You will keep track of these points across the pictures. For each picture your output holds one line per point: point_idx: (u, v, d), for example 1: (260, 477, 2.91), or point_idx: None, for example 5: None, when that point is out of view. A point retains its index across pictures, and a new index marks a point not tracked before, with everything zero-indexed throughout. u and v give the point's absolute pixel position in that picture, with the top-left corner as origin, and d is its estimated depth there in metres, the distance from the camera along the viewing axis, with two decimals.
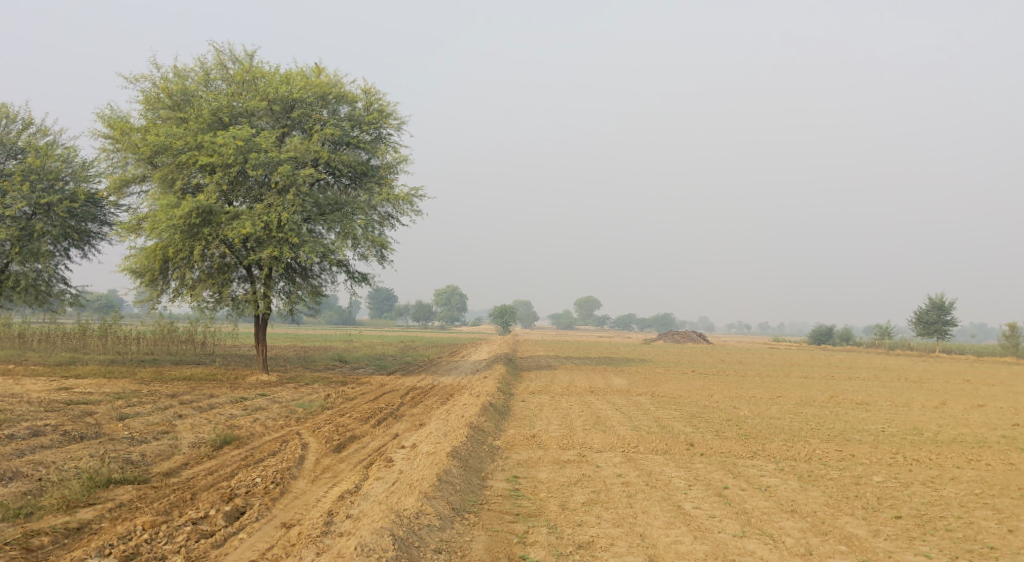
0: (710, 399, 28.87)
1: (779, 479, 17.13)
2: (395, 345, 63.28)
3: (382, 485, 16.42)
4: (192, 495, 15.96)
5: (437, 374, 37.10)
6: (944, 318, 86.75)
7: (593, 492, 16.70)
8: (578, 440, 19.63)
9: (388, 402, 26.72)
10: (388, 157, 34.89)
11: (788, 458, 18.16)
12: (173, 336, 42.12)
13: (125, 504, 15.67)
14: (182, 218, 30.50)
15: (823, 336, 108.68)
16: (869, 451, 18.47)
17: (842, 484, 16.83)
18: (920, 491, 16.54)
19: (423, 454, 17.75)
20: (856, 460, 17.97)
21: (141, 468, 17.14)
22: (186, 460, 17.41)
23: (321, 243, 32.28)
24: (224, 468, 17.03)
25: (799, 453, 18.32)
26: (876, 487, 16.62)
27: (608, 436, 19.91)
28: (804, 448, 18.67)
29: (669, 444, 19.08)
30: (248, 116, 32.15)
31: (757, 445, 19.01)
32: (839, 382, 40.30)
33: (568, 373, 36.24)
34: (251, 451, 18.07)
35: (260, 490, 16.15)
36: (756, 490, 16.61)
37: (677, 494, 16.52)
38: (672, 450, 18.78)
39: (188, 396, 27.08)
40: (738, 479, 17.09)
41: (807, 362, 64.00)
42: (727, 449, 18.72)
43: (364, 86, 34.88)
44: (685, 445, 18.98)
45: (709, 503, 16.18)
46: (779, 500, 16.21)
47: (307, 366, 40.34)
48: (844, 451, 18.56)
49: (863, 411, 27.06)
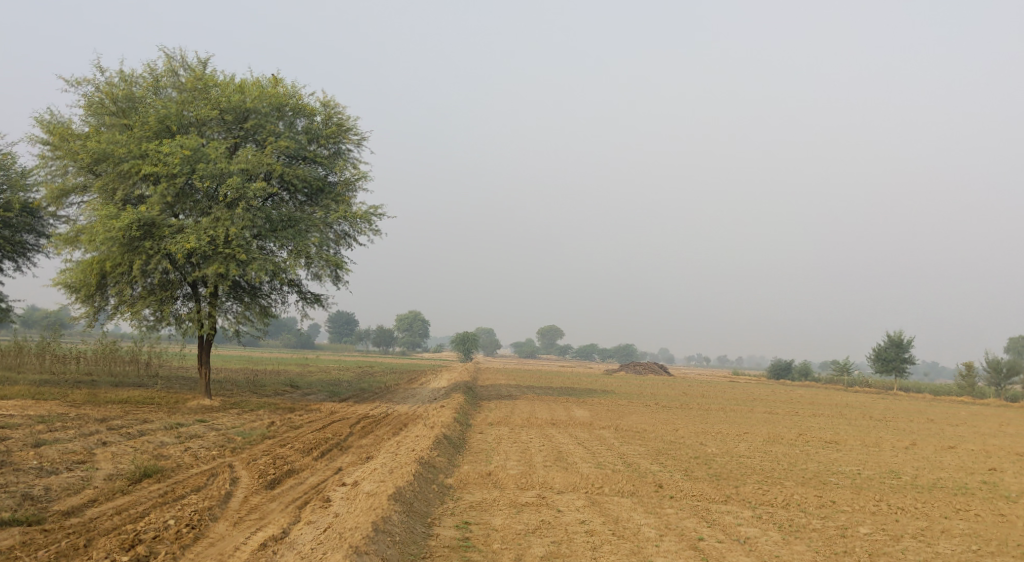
0: (676, 436, 27.54)
1: (758, 529, 15.78)
2: (352, 371, 61.30)
3: (311, 533, 14.87)
4: (87, 542, 14.31)
5: (390, 402, 35.39)
6: (903, 356, 86.54)
7: (553, 543, 15.22)
8: (537, 479, 18.16)
9: (336, 432, 25.05)
10: (347, 173, 33.43)
11: (765, 504, 16.83)
12: (115, 356, 39.96)
13: (7, 551, 13.99)
14: (122, 230, 28.77)
15: (783, 371, 108.22)
16: (851, 498, 17.19)
17: (827, 536, 15.52)
18: (913, 547, 15.25)
19: (364, 495, 16.17)
20: (838, 508, 16.67)
21: (42, 504, 15.41)
22: (95, 495, 15.69)
23: (272, 260, 30.64)
24: (135, 508, 15.34)
25: (776, 499, 17.00)
26: (865, 542, 15.30)
27: (570, 474, 18.46)
28: (781, 493, 17.35)
29: (637, 486, 17.66)
30: (198, 125, 30.58)
31: (730, 488, 17.66)
32: (804, 419, 39.22)
33: (528, 405, 34.74)
34: (171, 486, 16.38)
35: (170, 536, 14.52)
36: (734, 544, 15.23)
37: (648, 547, 15.09)
38: (639, 492, 17.36)
39: (119, 421, 25.25)
40: (713, 529, 15.72)
41: (769, 397, 63.03)
42: (698, 491, 17.36)
43: (324, 98, 33.48)
44: (653, 487, 17.57)
45: (683, 558, 14.77)
46: (759, 556, 14.84)
47: (255, 391, 38.45)
48: (823, 497, 17.27)
49: (835, 451, 25.87)
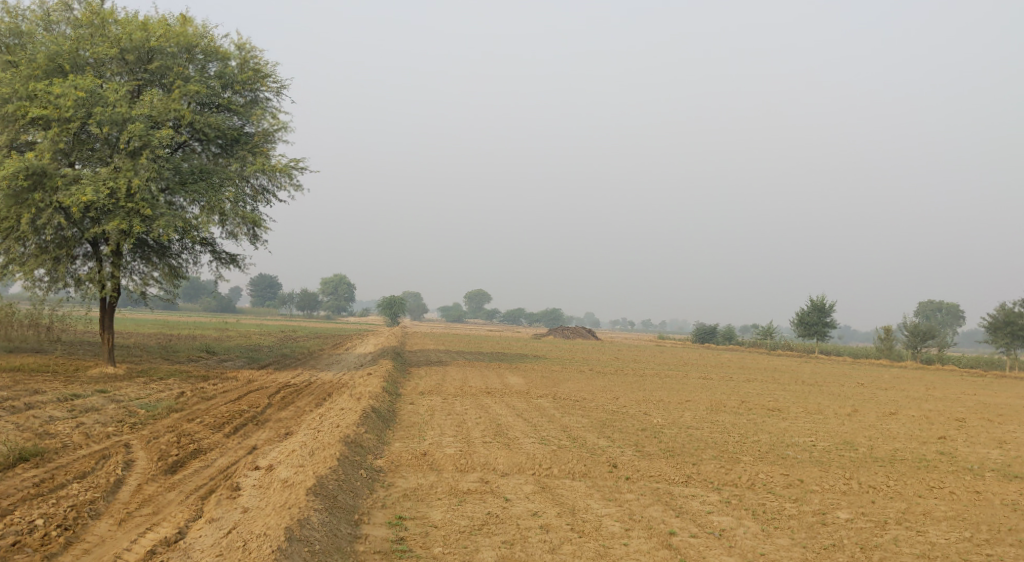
0: (616, 405, 26.20)
1: (732, 518, 14.49)
2: (272, 335, 58.81)
3: (211, 538, 13.07)
4: None
5: (313, 370, 33.21)
6: (825, 320, 87.24)
7: (507, 543, 13.63)
8: (478, 459, 16.50)
9: (251, 404, 22.94)
10: (264, 123, 30.92)
11: (729, 485, 15.61)
12: (13, 320, 36.88)
13: None
14: (7, 179, 25.98)
15: (707, 335, 108.56)
16: (819, 476, 16.13)
17: (809, 526, 14.33)
18: (904, 536, 14.14)
19: (279, 486, 14.33)
20: (809, 489, 15.56)
21: None
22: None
23: (180, 217, 28.15)
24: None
25: (741, 479, 15.82)
26: (852, 532, 14.14)
27: (514, 452, 16.85)
28: (744, 472, 16.15)
29: (588, 466, 16.18)
30: (95, 65, 27.81)
31: (689, 467, 16.34)
32: (739, 384, 38.35)
33: (459, 371, 33.01)
34: (51, 473, 14.35)
35: (34, 543, 12.62)
36: (711, 539, 13.87)
37: (615, 545, 13.63)
38: (592, 474, 15.88)
39: (7, 395, 22.81)
40: (684, 520, 14.35)
41: (699, 361, 62.51)
42: (656, 472, 15.98)
43: (238, 41, 30.85)
44: (607, 467, 16.12)
45: (656, 559, 13.33)
46: (743, 555, 13.51)
47: (166, 357, 35.90)
48: (790, 475, 16.15)
49: (780, 419, 24.79)
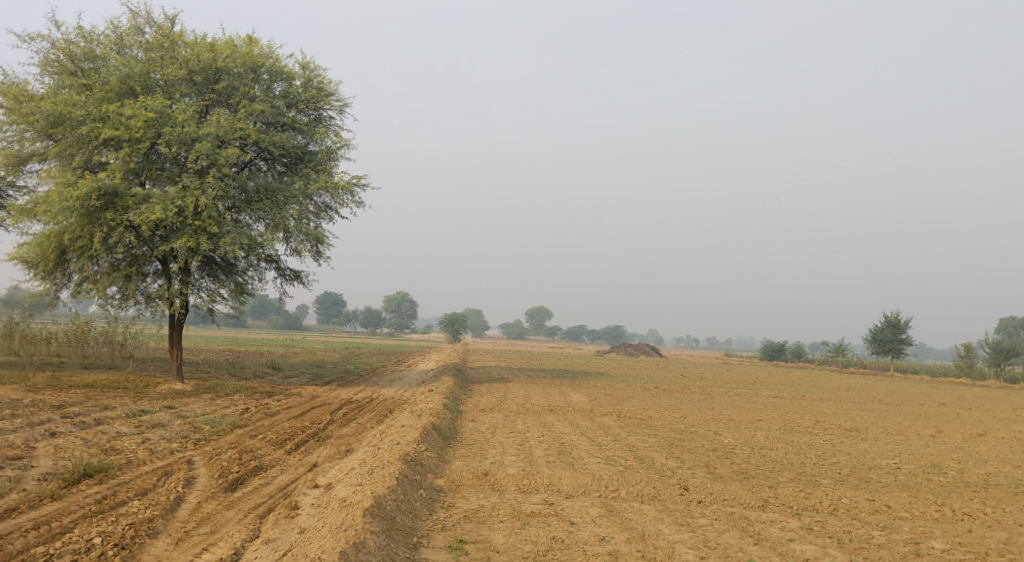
0: (685, 424, 25.46)
1: (814, 546, 13.80)
2: (338, 353, 59.15)
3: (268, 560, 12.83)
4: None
5: (376, 386, 33.07)
6: (901, 337, 84.59)
7: None
8: (542, 479, 16.01)
9: (314, 421, 22.80)
10: (327, 141, 31.02)
11: (810, 511, 14.92)
12: (88, 337, 37.61)
13: None
14: (80, 199, 26.38)
15: (776, 352, 106.19)
16: (908, 502, 15.38)
17: (901, 556, 13.60)
18: None
19: (336, 506, 14.04)
20: (898, 516, 14.84)
21: None
22: (16, 504, 13.69)
23: (246, 234, 28.31)
24: (58, 522, 13.34)
25: (822, 505, 15.12)
26: None
27: (579, 472, 16.32)
28: (825, 496, 15.43)
29: (658, 488, 15.59)
30: (165, 86, 28.18)
31: (765, 491, 15.64)
32: (812, 403, 37.13)
33: (523, 389, 32.56)
34: (113, 489, 14.32)
35: None
36: None
37: None
38: (661, 497, 15.29)
39: (77, 410, 23.08)
40: (763, 548, 13.69)
41: (768, 379, 61.02)
42: (730, 495, 15.32)
43: (302, 60, 31.07)
44: (677, 490, 15.52)
45: None
46: None
47: (233, 374, 36.20)
48: (876, 501, 15.41)
49: (858, 440, 23.78)
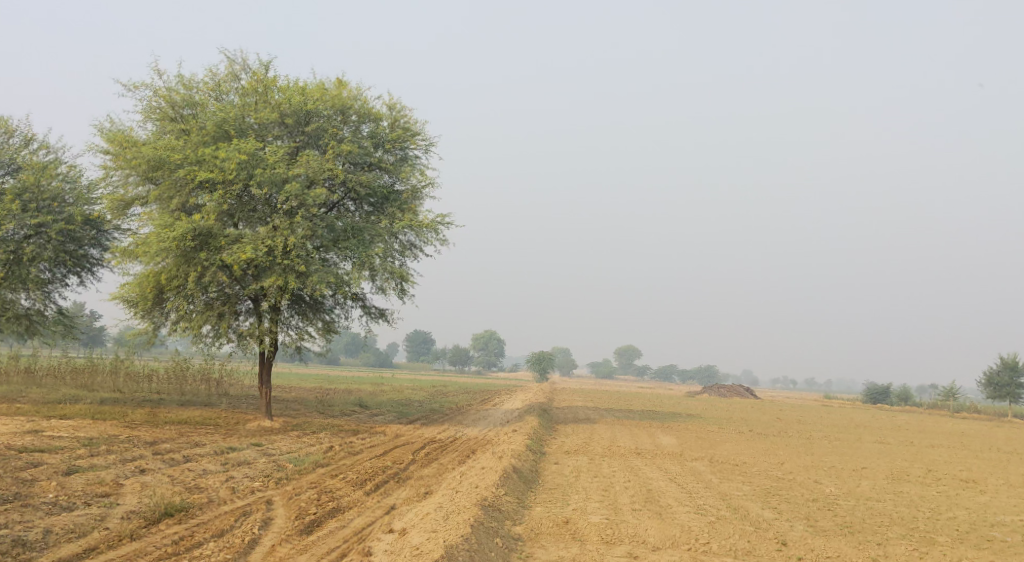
0: (781, 470, 24.41)
1: None
2: (426, 391, 59.20)
3: None
4: None
5: (461, 425, 32.84)
6: (1015, 381, 80.36)
7: None
8: (626, 529, 15.37)
9: (397, 461, 22.59)
10: (413, 180, 31.14)
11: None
12: (185, 374, 38.40)
13: None
14: (176, 240, 26.91)
15: (878, 395, 102.13)
16: None
17: None
18: None
19: (408, 555, 13.71)
20: None
21: (36, 551, 13.67)
22: (96, 543, 13.91)
23: (333, 273, 28.50)
24: None
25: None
26: None
27: (667, 522, 15.64)
28: (942, 557, 14.71)
29: (752, 542, 14.84)
30: (258, 130, 28.68)
31: (873, 549, 14.86)
32: (920, 451, 35.24)
33: (611, 430, 31.86)
34: (190, 530, 14.36)
35: None
36: None
37: None
38: (757, 552, 14.58)
39: (168, 446, 23.43)
40: None
41: (872, 423, 58.46)
42: (834, 553, 14.64)
43: (389, 101, 31.35)
44: (774, 545, 14.78)
45: None
46: None
47: (322, 411, 36.41)
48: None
49: (971, 493, 22.33)
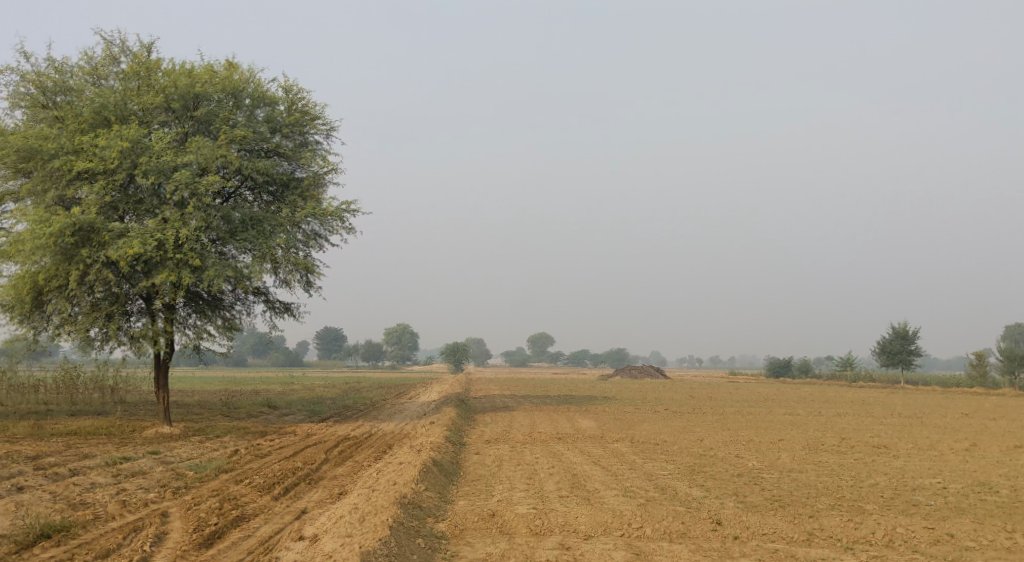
0: (702, 447, 24.06)
1: None
2: (336, 387, 57.57)
3: None
4: None
5: (374, 420, 31.65)
6: (909, 348, 83.09)
7: None
8: (556, 519, 14.60)
9: (307, 461, 21.33)
10: (314, 166, 29.72)
11: (863, 543, 13.83)
12: (76, 383, 36.02)
13: None
14: (54, 236, 24.93)
15: (782, 369, 104.41)
16: (971, 529, 14.44)
17: None
18: None
19: None
20: (962, 546, 13.87)
21: None
22: None
23: (231, 266, 26.90)
24: None
25: (875, 535, 14.03)
26: None
27: (597, 508, 14.94)
28: (877, 525, 14.36)
29: (687, 524, 14.28)
30: (142, 115, 26.80)
31: (808, 522, 14.46)
32: (832, 420, 35.57)
33: (528, 417, 31.14)
34: (72, 551, 13.00)
35: None
36: None
37: None
38: (693, 534, 14.01)
39: (54, 459, 21.63)
40: None
41: (780, 396, 59.37)
42: (770, 529, 14.14)
43: (285, 83, 29.84)
44: (709, 526, 14.23)
45: None
46: None
47: (226, 414, 34.63)
48: (935, 529, 14.39)
49: (890, 459, 22.33)
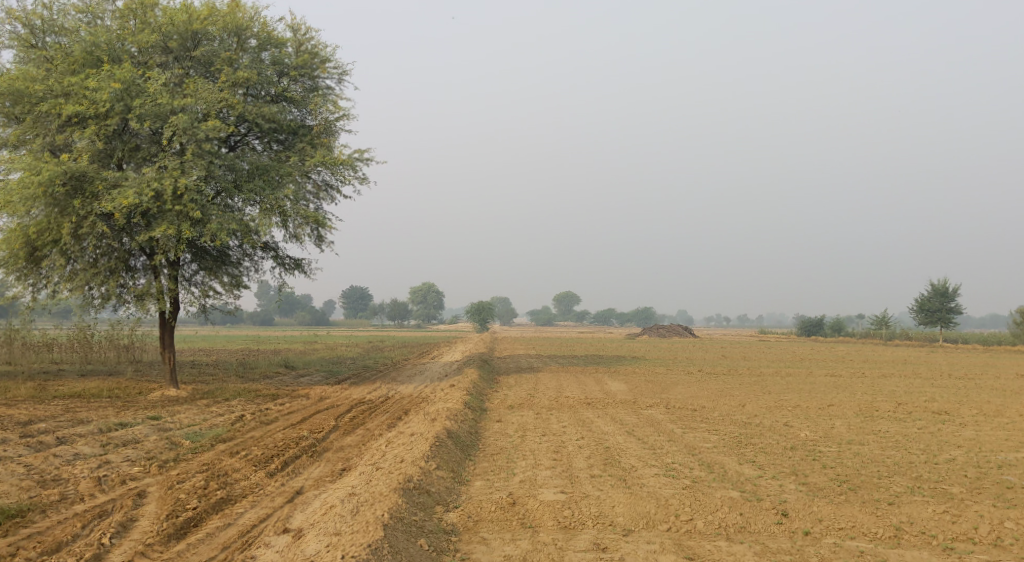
0: (745, 413, 22.07)
1: None
2: (359, 347, 55.79)
3: None
4: None
5: (393, 382, 29.88)
6: (948, 306, 80.21)
7: None
8: (588, 509, 13.04)
9: (315, 428, 19.55)
10: (325, 112, 27.57)
11: (964, 542, 12.33)
12: (89, 341, 34.45)
13: None
14: (44, 186, 23.17)
15: (814, 327, 101.70)
16: None
17: None
18: None
19: None
20: None
21: None
22: None
23: (236, 219, 24.99)
24: None
25: (981, 532, 12.52)
26: None
27: (638, 495, 13.35)
28: (980, 519, 12.82)
29: (747, 517, 12.77)
30: (139, 57, 24.85)
31: (894, 515, 12.91)
32: (878, 382, 33.36)
33: (555, 378, 29.24)
34: (18, 545, 11.80)
35: None
36: None
37: None
38: (754, 528, 12.54)
39: (45, 425, 20.10)
40: None
41: (815, 356, 56.99)
42: (848, 523, 12.66)
43: (292, 22, 27.63)
44: (774, 519, 12.75)
45: None
46: None
47: (240, 375, 32.95)
48: None
49: (956, 427, 20.23)
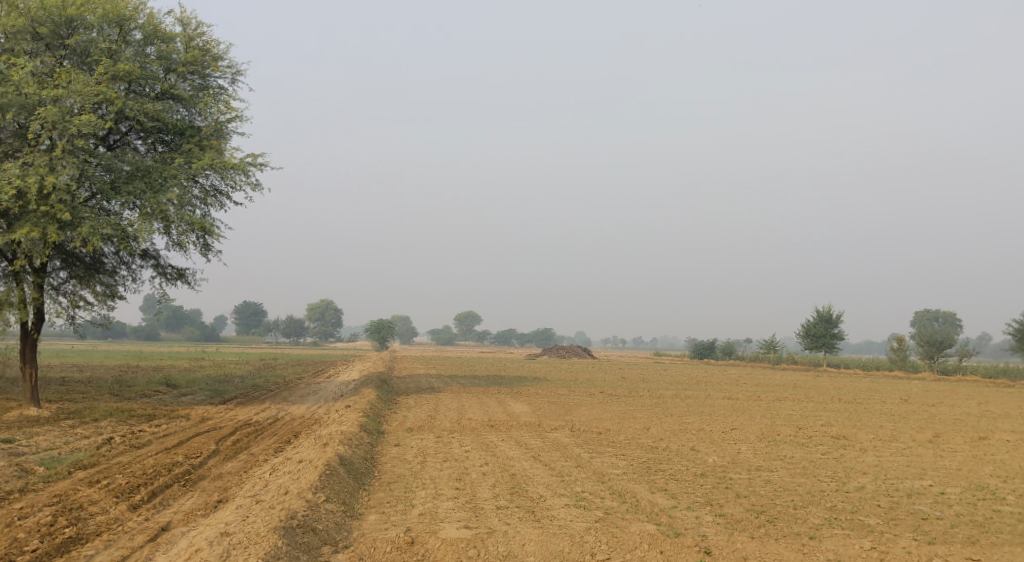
0: (650, 437, 21.37)
1: None
2: (249, 365, 53.41)
3: None
4: None
5: (284, 402, 28.16)
6: (832, 331, 82.45)
7: None
8: (493, 547, 12.13)
9: (192, 453, 17.89)
10: (215, 113, 25.81)
11: None
12: None
13: None
14: None
15: (706, 351, 103.29)
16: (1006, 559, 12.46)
17: None
18: None
19: None
20: None
21: None
22: None
23: (112, 223, 23.04)
24: None
25: None
26: None
27: (549, 532, 12.50)
28: (905, 556, 12.36)
29: (666, 555, 12.05)
30: (6, 44, 22.93)
31: (817, 550, 12.38)
32: (775, 406, 33.31)
33: (455, 399, 28.07)
34: None
35: None
36: None
37: None
38: None
39: None
40: None
41: (710, 379, 57.33)
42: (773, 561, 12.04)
43: (181, 15, 25.83)
44: (694, 556, 12.06)
45: None
46: None
47: (116, 393, 30.58)
48: None
49: (860, 453, 19.95)
